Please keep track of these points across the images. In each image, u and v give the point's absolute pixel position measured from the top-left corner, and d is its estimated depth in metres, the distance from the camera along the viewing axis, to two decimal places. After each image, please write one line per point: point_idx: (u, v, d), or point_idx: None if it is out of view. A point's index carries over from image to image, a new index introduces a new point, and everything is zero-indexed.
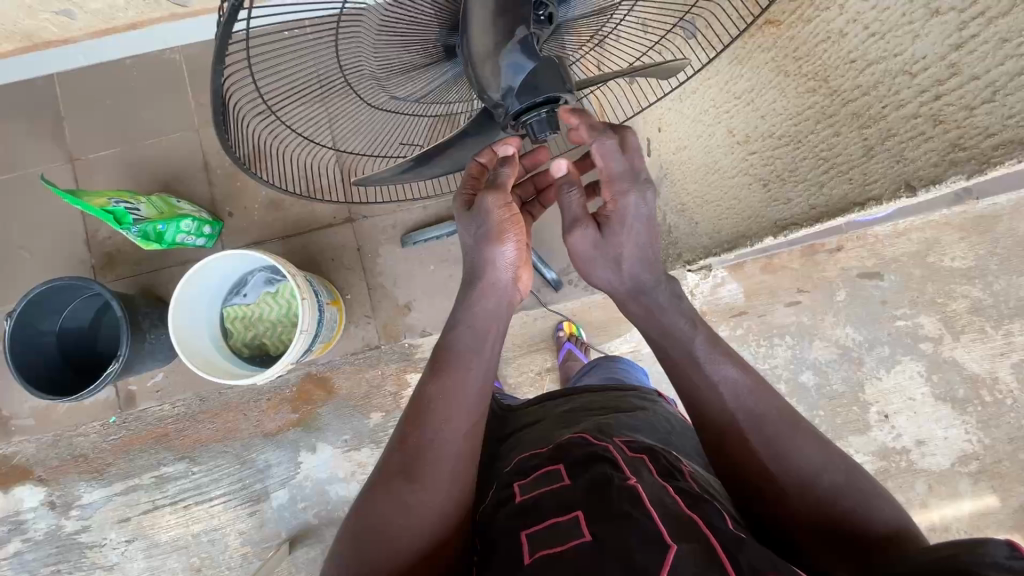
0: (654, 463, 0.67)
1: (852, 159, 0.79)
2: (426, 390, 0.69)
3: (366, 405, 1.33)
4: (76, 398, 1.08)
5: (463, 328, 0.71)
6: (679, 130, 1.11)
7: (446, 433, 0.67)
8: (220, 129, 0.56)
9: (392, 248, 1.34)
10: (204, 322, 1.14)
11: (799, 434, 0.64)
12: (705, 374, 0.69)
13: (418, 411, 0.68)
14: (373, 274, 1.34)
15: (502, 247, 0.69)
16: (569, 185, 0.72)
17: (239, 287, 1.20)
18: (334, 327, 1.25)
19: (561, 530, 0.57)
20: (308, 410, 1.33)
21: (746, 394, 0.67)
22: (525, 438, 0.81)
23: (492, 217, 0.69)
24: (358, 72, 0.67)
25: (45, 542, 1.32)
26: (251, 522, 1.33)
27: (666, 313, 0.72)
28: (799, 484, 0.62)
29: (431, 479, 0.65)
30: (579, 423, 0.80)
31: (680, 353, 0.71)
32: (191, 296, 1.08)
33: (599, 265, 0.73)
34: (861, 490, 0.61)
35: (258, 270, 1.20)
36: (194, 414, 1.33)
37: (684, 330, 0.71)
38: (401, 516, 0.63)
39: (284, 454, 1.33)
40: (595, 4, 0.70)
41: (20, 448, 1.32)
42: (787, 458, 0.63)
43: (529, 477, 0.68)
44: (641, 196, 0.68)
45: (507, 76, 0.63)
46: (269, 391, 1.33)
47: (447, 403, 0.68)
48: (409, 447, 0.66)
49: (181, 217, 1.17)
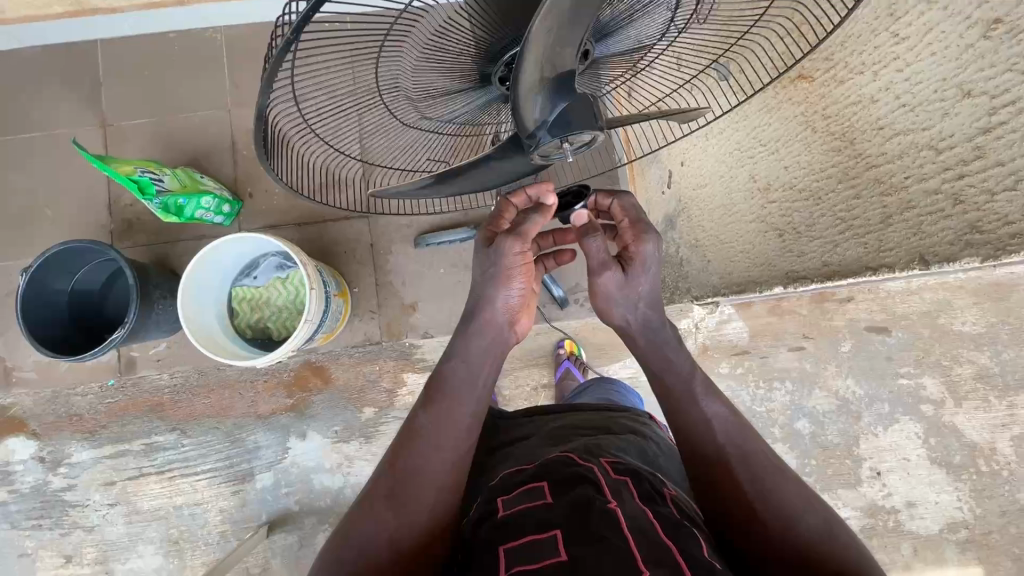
0: (637, 486, 0.67)
1: (869, 224, 0.81)
2: (418, 418, 0.72)
3: (360, 399, 1.34)
4: (78, 359, 1.08)
5: (458, 360, 0.73)
6: (703, 166, 1.08)
7: (433, 459, 0.69)
8: (258, 130, 0.57)
9: (404, 247, 1.35)
10: (211, 301, 1.15)
11: (783, 477, 0.67)
12: (702, 409, 0.72)
13: (405, 437, 0.71)
14: (383, 270, 1.35)
15: (509, 289, 0.73)
16: (592, 233, 0.74)
17: (250, 269, 1.20)
18: (338, 318, 1.26)
19: (540, 547, 0.57)
20: (303, 396, 1.34)
21: (734, 429, 0.71)
22: (515, 455, 0.81)
23: (505, 260, 0.71)
24: (397, 90, 0.67)
25: (31, 495, 1.34)
26: (233, 501, 1.34)
27: (673, 350, 0.76)
28: (783, 522, 0.64)
29: (415, 503, 0.66)
30: (566, 441, 0.80)
31: (682, 386, 0.74)
32: (202, 274, 1.10)
33: (618, 303, 0.76)
34: (840, 540, 0.62)
35: (270, 254, 1.20)
36: (192, 387, 1.35)
37: (686, 366, 0.75)
38: (383, 538, 0.64)
39: (274, 437, 1.34)
40: (632, 41, 0.70)
41: (18, 400, 1.34)
42: (771, 498, 0.65)
43: (513, 492, 0.68)
44: (659, 243, 0.74)
45: (544, 110, 0.63)
46: (266, 373, 1.35)
47: (435, 431, 0.70)
48: (397, 472, 0.68)
49: (202, 194, 1.19)
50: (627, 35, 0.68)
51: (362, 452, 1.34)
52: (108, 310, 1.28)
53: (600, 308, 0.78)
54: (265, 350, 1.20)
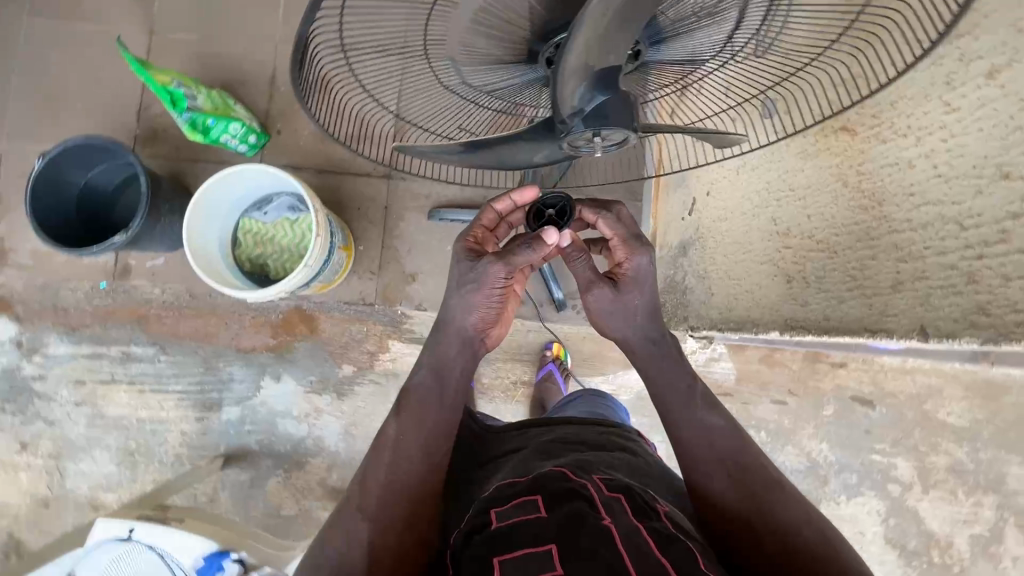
0: (630, 502, 0.67)
1: (878, 288, 0.81)
2: (390, 429, 0.78)
3: (341, 355, 1.34)
4: (74, 254, 1.08)
5: (427, 371, 0.82)
6: (723, 199, 1.08)
7: (403, 466, 0.75)
8: (296, 53, 0.56)
9: (417, 216, 1.35)
10: (218, 226, 1.15)
11: (782, 490, 0.70)
12: (695, 419, 0.76)
13: (376, 448, 0.77)
14: (391, 235, 1.34)
15: (485, 302, 0.81)
16: (577, 255, 0.81)
17: (262, 204, 1.20)
18: (338, 271, 1.25)
19: (533, 562, 0.57)
20: (287, 340, 1.35)
21: (735, 443, 0.74)
22: (506, 467, 0.81)
23: (489, 278, 0.79)
24: (439, 51, 0.67)
25: (3, 377, 1.36)
26: (196, 426, 1.36)
27: (670, 363, 0.80)
28: (779, 534, 0.66)
29: (388, 510, 0.71)
30: (558, 456, 0.78)
31: (682, 400, 0.78)
32: (213, 197, 1.09)
33: (614, 320, 0.82)
34: (839, 553, 0.64)
35: (286, 193, 1.20)
36: (181, 307, 1.36)
37: (686, 383, 0.79)
38: (357, 544, 0.69)
39: (249, 373, 1.35)
40: (684, 53, 0.69)
41: (7, 282, 1.35)
42: (769, 512, 0.68)
43: (507, 504, 0.67)
44: (648, 257, 0.79)
45: (582, 98, 0.62)
46: (256, 309, 1.35)
47: (405, 440, 0.76)
48: (372, 484, 0.73)
49: (231, 119, 1.18)
50: (682, 45, 0.67)
51: (332, 407, 1.35)
52: (116, 213, 1.28)
53: (597, 325, 0.84)
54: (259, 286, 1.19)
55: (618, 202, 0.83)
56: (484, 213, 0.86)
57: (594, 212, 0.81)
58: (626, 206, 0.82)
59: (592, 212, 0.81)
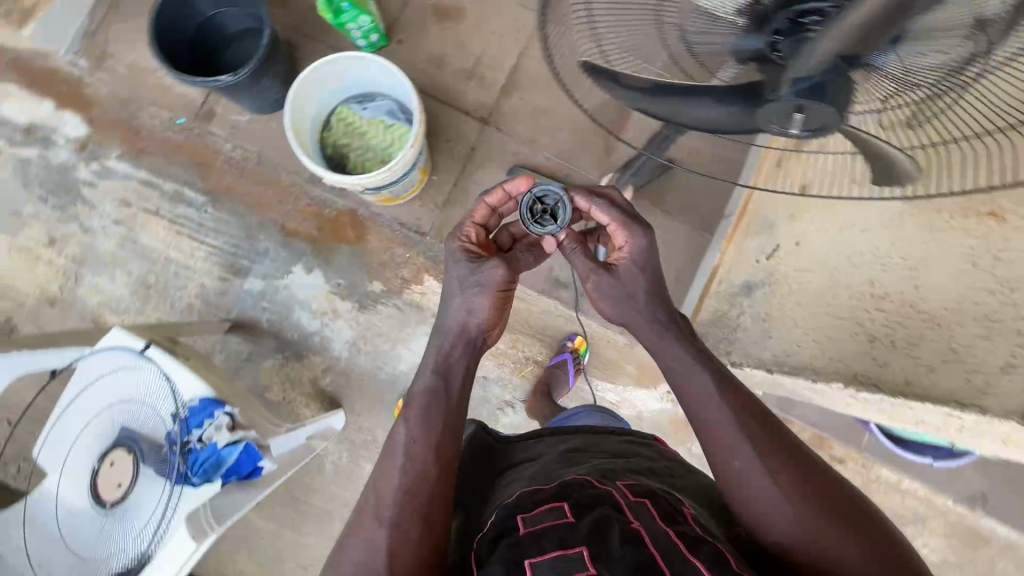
0: (657, 506, 0.67)
1: (982, 364, 0.70)
2: (397, 435, 0.76)
3: (376, 271, 1.35)
4: (179, 77, 1.09)
5: (432, 372, 0.81)
6: (821, 243, 0.97)
7: (413, 471, 0.73)
8: None
9: (497, 167, 1.34)
10: (318, 100, 1.14)
11: (808, 458, 0.69)
12: (705, 383, 0.74)
13: (386, 456, 0.75)
14: (467, 175, 1.34)
15: (482, 299, 0.83)
16: (574, 249, 0.85)
17: (364, 99, 1.18)
18: (407, 190, 1.25)
19: (570, 557, 0.58)
20: (332, 237, 1.36)
21: (757, 417, 0.71)
22: (524, 475, 0.80)
23: (489, 281, 0.83)
24: (672, 13, 0.65)
25: (56, 171, 1.38)
26: (216, 285, 1.37)
27: (671, 342, 0.79)
28: (812, 487, 0.66)
29: (405, 517, 0.69)
30: (582, 463, 0.80)
31: (696, 377, 0.75)
32: (326, 72, 1.08)
33: (608, 300, 0.83)
34: (864, 506, 0.66)
35: (391, 97, 1.17)
36: (245, 168, 1.37)
37: (699, 370, 0.75)
38: (378, 557, 0.67)
39: (284, 255, 1.37)
40: (905, 65, 0.58)
41: (96, 84, 1.37)
42: (799, 470, 0.67)
43: (533, 509, 0.66)
44: (644, 236, 0.82)
45: (811, 58, 0.55)
46: (315, 198, 1.37)
47: (412, 444, 0.74)
48: (383, 496, 0.71)
49: (364, 13, 1.19)
50: (911, 54, 0.56)
51: (349, 316, 1.36)
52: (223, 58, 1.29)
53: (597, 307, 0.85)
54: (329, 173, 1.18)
55: (610, 188, 0.87)
56: (474, 211, 0.88)
57: (587, 202, 0.84)
58: (617, 190, 0.87)
59: (584, 201, 0.84)
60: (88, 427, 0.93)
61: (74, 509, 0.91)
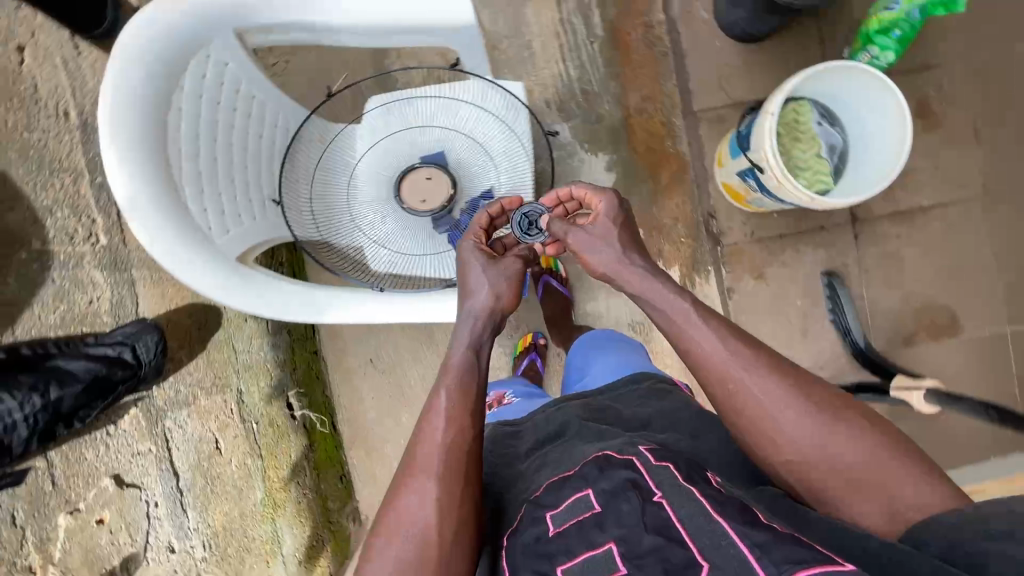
0: (682, 466, 0.56)
1: None
2: (434, 404, 0.66)
3: (651, 223, 1.31)
4: None
5: (458, 339, 0.72)
6: None
7: (450, 443, 0.63)
8: None
9: (818, 259, 1.27)
10: (820, 78, 1.01)
11: (802, 378, 0.62)
12: (688, 318, 0.67)
13: (423, 422, 0.65)
14: (793, 238, 1.27)
15: (501, 279, 0.75)
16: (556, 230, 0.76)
17: (827, 116, 1.08)
18: (754, 202, 1.17)
19: (595, 561, 0.51)
20: (650, 166, 1.32)
21: (745, 353, 0.63)
22: (551, 451, 0.69)
23: (513, 271, 0.76)
24: None
25: None
26: (536, 100, 1.32)
27: (657, 294, 0.70)
28: (821, 412, 0.59)
29: (454, 495, 0.60)
30: (591, 439, 0.67)
31: (678, 320, 0.67)
32: (861, 75, 0.97)
33: (595, 249, 0.73)
34: (867, 418, 0.60)
35: (844, 140, 1.08)
36: (652, 48, 1.30)
37: (683, 307, 0.67)
38: (424, 547, 0.58)
39: (605, 137, 1.32)
40: None
41: None
42: (802, 401, 0.60)
43: (556, 503, 0.57)
44: (612, 197, 0.75)
45: None
46: (672, 126, 1.31)
47: (449, 415, 0.65)
48: (419, 462, 0.62)
49: (892, 57, 1.12)
50: None
51: None
52: None
53: (585, 268, 0.76)
54: (748, 126, 1.06)
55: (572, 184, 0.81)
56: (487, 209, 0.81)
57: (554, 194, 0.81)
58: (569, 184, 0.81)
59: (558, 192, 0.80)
60: (412, 130, 0.90)
61: (358, 182, 0.88)
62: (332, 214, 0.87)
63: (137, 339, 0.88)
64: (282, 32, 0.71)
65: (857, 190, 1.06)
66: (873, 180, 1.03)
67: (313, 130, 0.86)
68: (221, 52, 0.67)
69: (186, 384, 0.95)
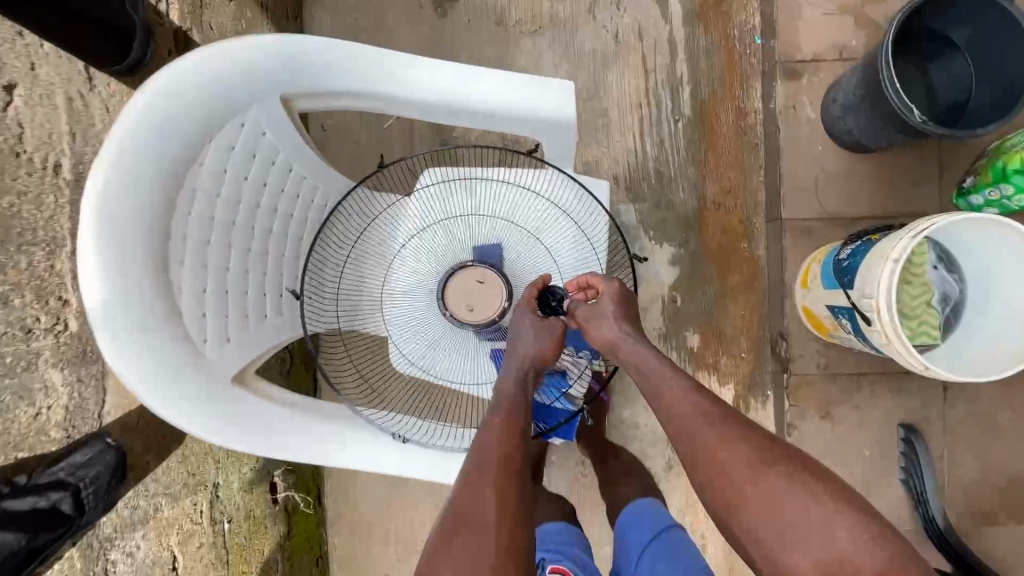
0: None
1: None
2: (455, 502, 0.60)
3: (710, 331, 1.16)
4: (888, 68, 0.86)
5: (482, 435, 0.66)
6: None
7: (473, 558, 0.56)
8: None
9: (898, 406, 1.10)
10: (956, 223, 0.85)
11: (756, 445, 0.64)
12: (657, 379, 0.71)
13: (446, 525, 0.59)
14: (872, 378, 1.10)
15: (530, 355, 0.72)
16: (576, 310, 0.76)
17: (947, 262, 0.92)
18: (837, 336, 1.02)
19: None
20: (719, 267, 1.16)
21: (706, 414, 0.66)
22: None
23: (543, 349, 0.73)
24: None
25: None
26: (604, 173, 1.18)
27: (638, 353, 0.73)
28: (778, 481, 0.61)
29: None
30: None
31: (654, 386, 0.71)
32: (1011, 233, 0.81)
33: (602, 323, 0.75)
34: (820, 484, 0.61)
35: (963, 294, 0.92)
36: (743, 138, 1.16)
37: (660, 367, 0.71)
38: None
39: (674, 226, 1.17)
40: None
41: None
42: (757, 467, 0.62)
43: None
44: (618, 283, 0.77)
45: None
46: (751, 227, 1.16)
47: (471, 510, 0.59)
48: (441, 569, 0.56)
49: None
50: None
51: (649, 329, 1.17)
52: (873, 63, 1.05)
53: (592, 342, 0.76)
54: (852, 256, 0.91)
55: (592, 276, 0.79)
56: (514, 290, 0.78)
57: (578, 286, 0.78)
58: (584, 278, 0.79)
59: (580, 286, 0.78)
60: (469, 218, 0.80)
61: (401, 272, 0.80)
62: (364, 306, 0.80)
63: (83, 478, 0.64)
64: (348, 97, 0.71)
65: (1008, 367, 0.86)
66: (1021, 350, 0.84)
67: (350, 206, 0.79)
68: (258, 121, 0.65)
69: (150, 493, 0.77)
